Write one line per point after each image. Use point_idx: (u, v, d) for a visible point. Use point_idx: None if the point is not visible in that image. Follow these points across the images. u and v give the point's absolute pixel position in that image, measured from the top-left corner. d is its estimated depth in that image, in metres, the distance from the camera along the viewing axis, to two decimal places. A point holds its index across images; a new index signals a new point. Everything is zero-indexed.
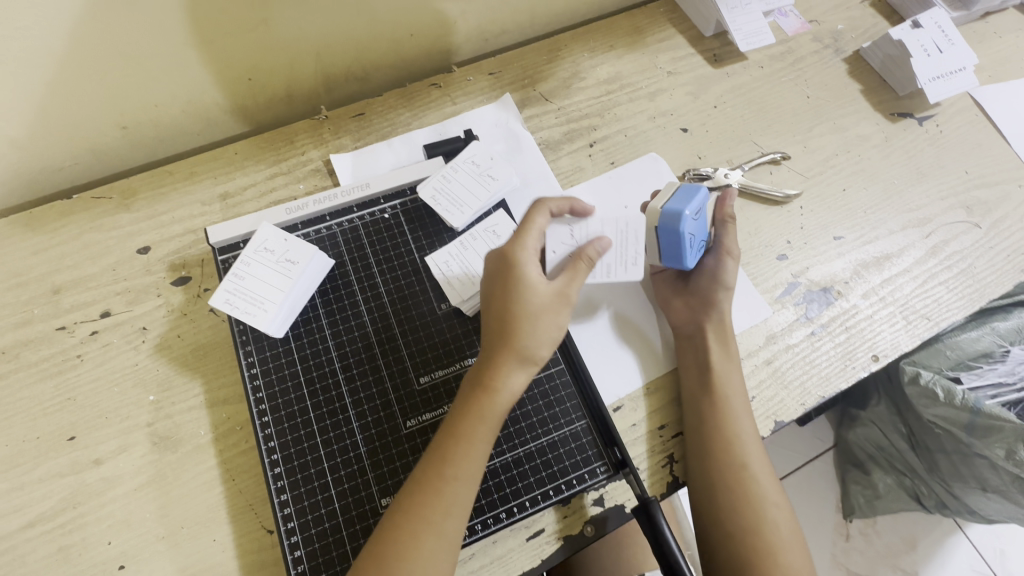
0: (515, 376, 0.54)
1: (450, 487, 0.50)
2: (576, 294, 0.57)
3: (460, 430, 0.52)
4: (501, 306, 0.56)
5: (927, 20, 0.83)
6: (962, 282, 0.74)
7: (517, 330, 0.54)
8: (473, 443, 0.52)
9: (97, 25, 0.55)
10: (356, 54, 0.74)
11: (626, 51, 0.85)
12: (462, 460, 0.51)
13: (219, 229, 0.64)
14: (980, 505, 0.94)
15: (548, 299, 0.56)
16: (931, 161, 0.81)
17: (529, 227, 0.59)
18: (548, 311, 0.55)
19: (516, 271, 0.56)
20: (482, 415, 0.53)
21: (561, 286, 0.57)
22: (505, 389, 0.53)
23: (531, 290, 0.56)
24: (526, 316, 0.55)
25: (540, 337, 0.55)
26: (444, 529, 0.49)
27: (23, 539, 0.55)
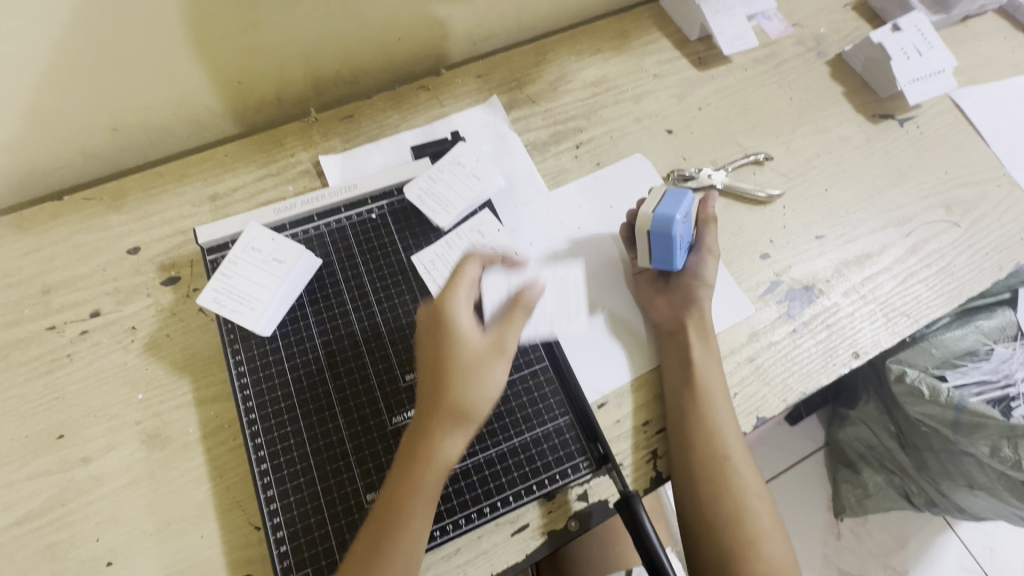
0: (451, 440, 0.52)
1: (391, 563, 0.49)
2: (511, 347, 0.55)
3: (400, 502, 0.50)
4: (435, 366, 0.53)
5: (907, 23, 0.85)
6: (941, 280, 0.75)
7: (451, 392, 0.52)
8: (414, 512, 0.50)
9: (87, 29, 0.56)
10: (344, 58, 0.75)
11: (612, 54, 0.87)
12: (403, 532, 0.50)
13: (208, 229, 0.65)
14: (966, 502, 0.96)
15: (484, 353, 0.54)
16: (911, 162, 0.83)
17: (462, 278, 0.57)
18: (485, 366, 0.53)
19: (450, 326, 0.54)
20: (421, 487, 0.50)
21: (499, 338, 0.55)
22: (443, 456, 0.51)
23: (462, 348, 0.53)
24: (461, 373, 0.53)
25: (477, 396, 0.53)
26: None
27: (12, 537, 0.55)
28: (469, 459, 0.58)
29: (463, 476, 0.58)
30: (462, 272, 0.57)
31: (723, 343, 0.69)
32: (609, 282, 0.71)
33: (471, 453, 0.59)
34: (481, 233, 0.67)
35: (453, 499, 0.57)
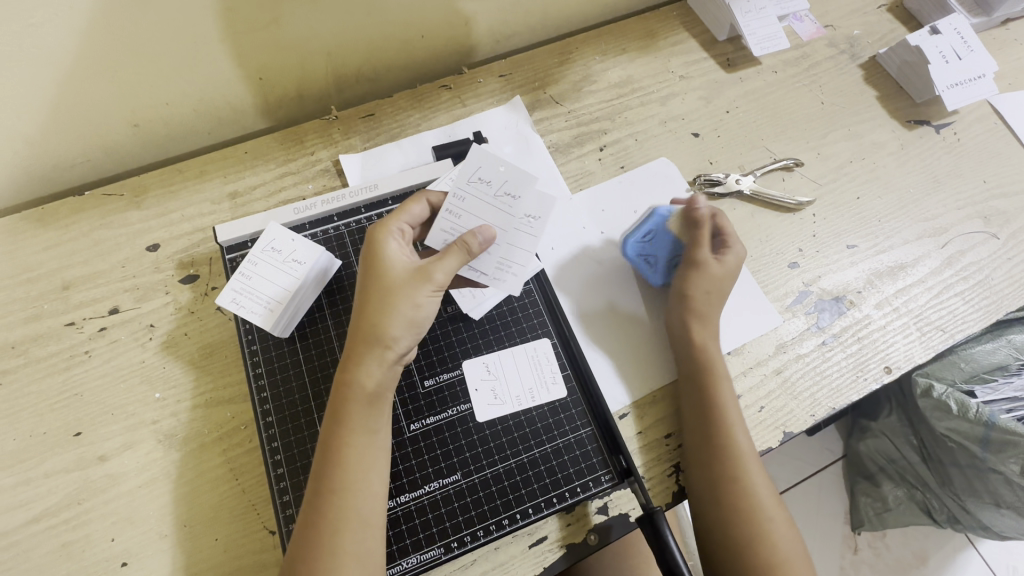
0: (361, 362, 0.50)
1: (333, 501, 0.47)
2: (432, 269, 0.53)
3: (332, 439, 0.49)
4: (359, 297, 0.52)
5: (946, 26, 0.82)
6: (979, 294, 0.72)
7: (370, 317, 0.51)
8: (347, 447, 0.49)
9: (108, 23, 0.55)
10: (366, 54, 0.74)
11: (638, 55, 0.85)
12: (339, 465, 0.48)
13: (227, 228, 0.64)
14: (993, 521, 0.93)
15: (403, 280, 0.52)
16: (948, 170, 0.80)
17: (400, 211, 0.57)
18: (403, 289, 0.52)
19: (375, 252, 0.54)
20: (344, 417, 0.49)
21: (425, 264, 0.53)
22: (364, 383, 0.50)
23: (376, 274, 0.53)
24: (379, 297, 0.52)
25: (395, 316, 0.51)
26: (345, 545, 0.46)
27: (28, 534, 0.55)
28: (487, 470, 0.57)
29: (481, 487, 0.56)
30: (402, 207, 0.57)
31: (749, 355, 0.67)
32: (634, 293, 0.70)
33: (491, 463, 0.57)
34: (483, 179, 0.57)
35: (471, 510, 0.55)
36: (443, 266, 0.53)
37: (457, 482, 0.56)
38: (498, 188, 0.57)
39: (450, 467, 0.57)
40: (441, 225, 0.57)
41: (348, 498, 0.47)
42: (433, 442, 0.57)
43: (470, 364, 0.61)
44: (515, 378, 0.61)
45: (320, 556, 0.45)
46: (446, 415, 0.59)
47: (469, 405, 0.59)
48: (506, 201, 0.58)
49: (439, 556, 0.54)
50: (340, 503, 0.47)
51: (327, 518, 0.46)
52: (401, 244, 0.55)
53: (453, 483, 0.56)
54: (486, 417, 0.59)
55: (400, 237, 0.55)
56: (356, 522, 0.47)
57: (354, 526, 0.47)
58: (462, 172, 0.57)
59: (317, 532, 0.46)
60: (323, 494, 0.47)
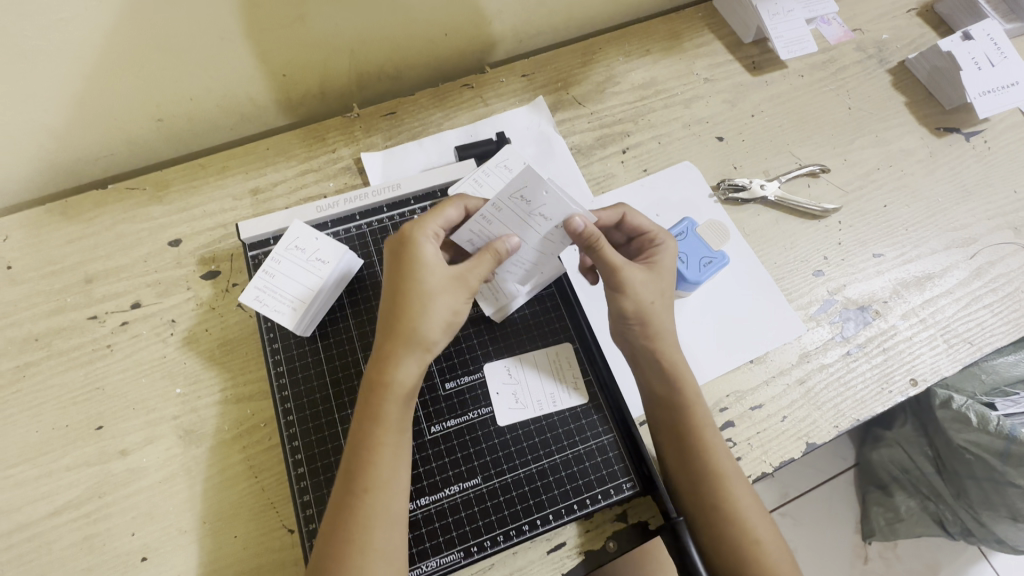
0: (401, 363, 0.50)
1: (365, 499, 0.47)
2: (473, 276, 0.52)
3: (367, 439, 0.48)
4: (393, 297, 0.51)
5: (979, 31, 0.80)
6: (1008, 306, 0.71)
7: (408, 319, 0.50)
8: (381, 445, 0.48)
9: (136, 18, 0.55)
10: (389, 52, 0.73)
11: (662, 56, 0.84)
12: (372, 464, 0.48)
13: (250, 225, 0.64)
14: (1009, 535, 0.92)
15: (442, 283, 0.51)
16: (978, 179, 0.78)
17: (434, 215, 0.54)
18: (440, 293, 0.51)
19: (410, 252, 0.52)
20: (381, 417, 0.49)
21: (461, 269, 0.52)
22: (401, 383, 0.50)
23: (415, 276, 0.51)
24: (416, 299, 0.50)
25: (434, 320, 0.51)
26: (376, 543, 0.46)
27: (49, 527, 0.55)
28: (508, 474, 0.57)
29: (502, 491, 0.56)
30: (437, 209, 0.55)
31: (772, 364, 0.66)
32: None
33: (511, 468, 0.57)
34: (524, 199, 0.50)
35: (491, 514, 0.55)
36: (482, 277, 0.53)
37: (477, 486, 0.56)
38: (537, 209, 0.51)
39: (471, 470, 0.56)
40: (470, 227, 0.54)
41: (382, 496, 0.47)
42: (454, 445, 0.57)
43: (491, 368, 0.61)
44: (537, 383, 0.61)
45: (348, 555, 0.45)
46: (467, 418, 0.58)
47: (490, 409, 0.59)
48: (539, 221, 0.52)
49: (459, 560, 0.53)
50: (373, 501, 0.47)
51: (358, 516, 0.46)
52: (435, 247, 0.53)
53: (473, 487, 0.56)
54: (508, 421, 0.59)
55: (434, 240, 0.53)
56: (385, 520, 0.47)
57: (386, 525, 0.47)
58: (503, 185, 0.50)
59: (349, 530, 0.46)
60: (355, 492, 0.47)
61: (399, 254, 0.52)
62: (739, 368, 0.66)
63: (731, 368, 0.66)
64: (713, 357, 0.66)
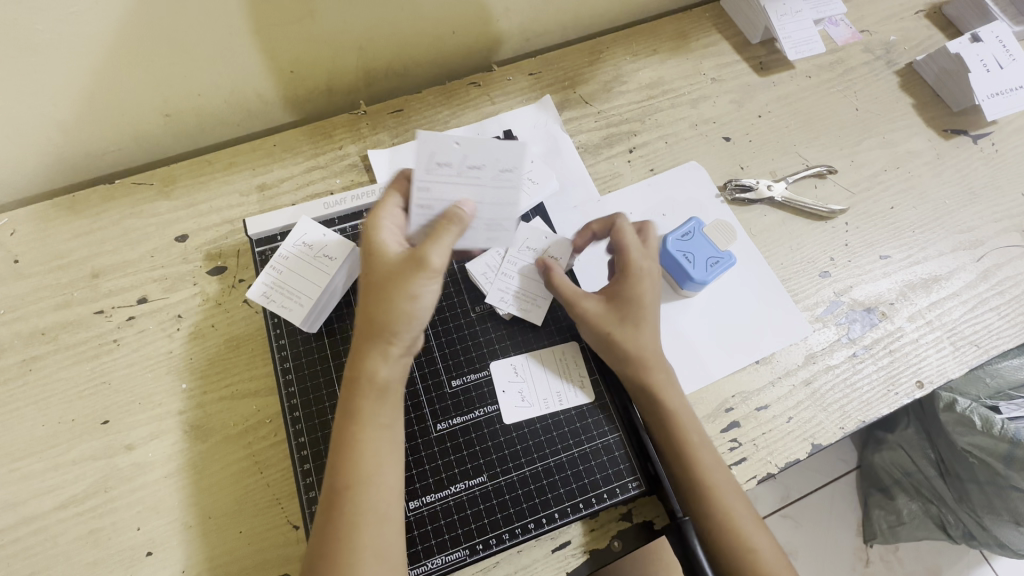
0: (366, 356, 0.50)
1: (350, 496, 0.47)
2: (428, 254, 0.50)
3: (343, 434, 0.49)
4: (361, 292, 0.52)
5: (988, 33, 0.79)
6: (1014, 309, 0.71)
7: (370, 311, 0.50)
8: (360, 442, 0.49)
9: (147, 13, 0.55)
10: (397, 49, 0.73)
11: (669, 56, 0.84)
12: (355, 460, 0.48)
13: (257, 220, 0.64)
14: (1012, 540, 0.91)
15: (400, 270, 0.50)
16: (985, 181, 0.78)
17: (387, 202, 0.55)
18: (397, 279, 0.50)
19: (368, 248, 0.53)
20: (354, 410, 0.49)
21: (417, 250, 0.51)
22: (368, 375, 0.49)
23: (375, 267, 0.51)
24: (373, 292, 0.51)
25: (393, 308, 0.50)
26: (366, 541, 0.46)
27: (55, 520, 0.55)
28: (513, 472, 0.57)
29: (507, 489, 0.56)
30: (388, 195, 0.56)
31: (778, 365, 0.66)
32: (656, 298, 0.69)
33: (516, 466, 0.57)
34: (443, 162, 0.52)
35: (496, 512, 0.55)
36: (442, 252, 0.51)
37: (483, 484, 0.56)
38: (461, 162, 0.52)
39: (477, 468, 0.56)
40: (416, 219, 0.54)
41: (368, 491, 0.47)
42: (460, 443, 0.57)
43: (498, 365, 0.61)
44: (543, 381, 0.61)
45: (339, 552, 0.45)
46: (473, 415, 0.58)
47: (496, 407, 0.59)
48: (472, 172, 0.53)
49: (465, 558, 0.53)
50: (359, 497, 0.47)
51: (347, 513, 0.46)
52: (393, 233, 0.54)
53: (478, 484, 0.56)
54: (514, 419, 0.59)
55: (390, 234, 0.53)
56: (375, 516, 0.47)
57: (371, 520, 0.47)
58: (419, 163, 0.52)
59: (338, 528, 0.46)
60: (340, 490, 0.47)
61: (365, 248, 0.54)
62: (745, 368, 0.66)
63: (737, 369, 0.65)
64: (718, 357, 0.66)
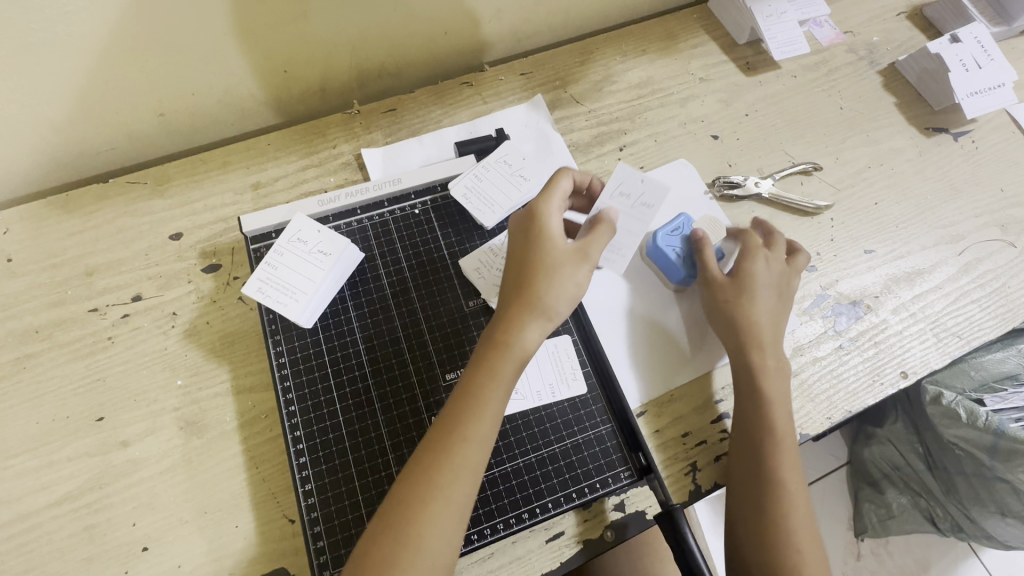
0: (529, 331, 0.51)
1: (463, 444, 0.47)
2: (596, 254, 0.55)
3: (476, 389, 0.49)
4: (519, 271, 0.54)
5: (967, 34, 0.82)
6: (994, 302, 0.73)
7: (532, 281, 0.52)
8: (485, 394, 0.49)
9: (141, 12, 0.56)
10: (390, 49, 0.74)
11: (659, 56, 0.85)
12: (475, 413, 0.49)
13: (252, 218, 0.64)
14: (998, 531, 0.93)
15: (571, 257, 0.54)
16: (966, 178, 0.80)
17: (556, 188, 0.57)
18: (566, 266, 0.53)
19: (538, 230, 0.55)
20: (495, 372, 0.50)
21: (583, 245, 0.55)
22: (517, 339, 0.51)
23: (553, 246, 0.54)
24: (544, 271, 0.53)
25: (559, 291, 0.52)
26: (457, 493, 0.46)
27: (49, 517, 0.55)
28: (508, 463, 0.58)
29: (502, 480, 0.57)
30: (552, 182, 0.58)
31: None
32: (648, 292, 0.69)
33: (510, 457, 0.58)
34: (623, 194, 0.62)
35: (491, 502, 0.56)
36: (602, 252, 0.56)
37: None
38: (637, 199, 0.62)
39: None
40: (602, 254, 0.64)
41: (476, 444, 0.48)
42: None
43: None
44: (535, 374, 0.61)
45: (434, 491, 0.46)
46: None
47: None
48: (642, 211, 0.62)
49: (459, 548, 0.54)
50: (467, 448, 0.47)
51: (451, 458, 0.47)
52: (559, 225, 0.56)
53: None
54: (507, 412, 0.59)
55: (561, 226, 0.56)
56: (474, 470, 0.48)
57: (472, 476, 0.47)
58: (607, 185, 0.62)
59: (437, 466, 0.46)
60: (453, 433, 0.48)
61: (542, 225, 0.55)
62: None
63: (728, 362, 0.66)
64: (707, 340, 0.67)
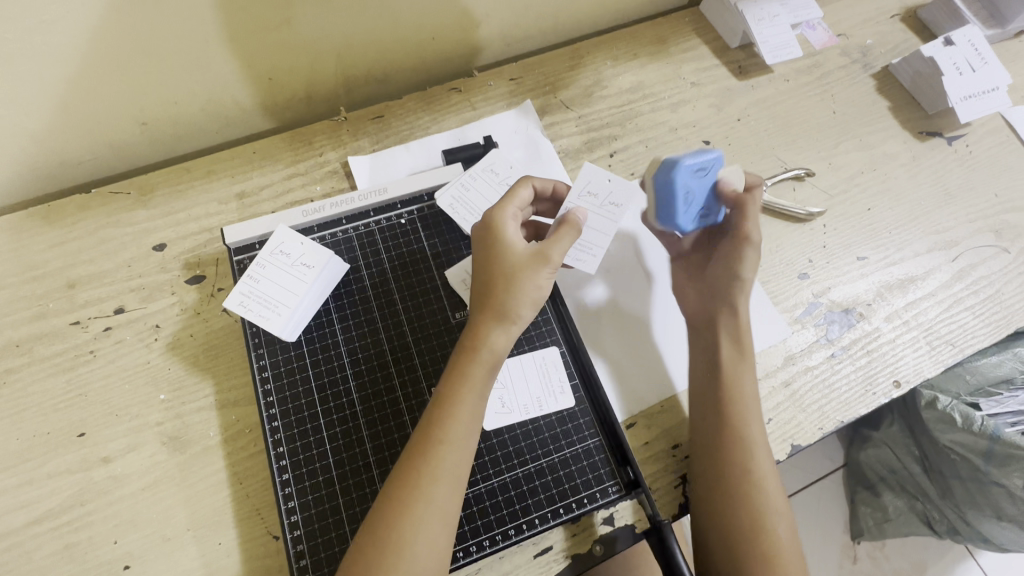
0: (497, 334, 0.51)
1: (438, 451, 0.47)
2: (557, 255, 0.54)
3: (448, 397, 0.49)
4: (482, 275, 0.53)
5: (961, 37, 0.81)
6: (988, 308, 0.72)
7: (495, 286, 0.52)
8: (458, 400, 0.49)
9: (119, 21, 0.55)
10: (376, 56, 0.73)
11: (649, 60, 0.84)
12: (448, 420, 0.49)
13: (235, 229, 0.63)
14: (994, 534, 0.92)
15: (532, 258, 0.53)
16: (960, 182, 0.80)
17: (512, 196, 0.57)
18: (527, 269, 0.52)
19: (497, 233, 0.54)
20: (467, 375, 0.50)
21: (542, 246, 0.54)
22: (487, 344, 0.51)
23: (511, 250, 0.53)
24: (505, 274, 0.52)
25: (521, 293, 0.52)
26: (437, 499, 0.46)
27: (29, 535, 0.54)
28: (495, 478, 0.57)
29: (488, 496, 0.56)
30: (511, 192, 0.58)
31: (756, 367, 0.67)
32: (629, 296, 0.69)
33: (496, 472, 0.57)
34: (591, 194, 0.63)
35: (478, 518, 0.55)
36: (564, 252, 0.54)
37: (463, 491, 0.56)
38: (605, 199, 0.63)
39: None
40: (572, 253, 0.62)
41: (451, 449, 0.48)
42: None
43: None
44: (523, 388, 0.60)
45: (413, 499, 0.46)
46: None
47: None
48: (611, 209, 0.63)
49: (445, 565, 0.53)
50: (441, 454, 0.47)
51: (428, 465, 0.47)
52: (518, 230, 0.55)
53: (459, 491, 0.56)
54: (494, 426, 0.58)
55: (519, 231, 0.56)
56: (452, 476, 0.47)
57: (451, 477, 0.47)
58: (574, 186, 0.63)
59: (415, 476, 0.47)
60: (428, 441, 0.48)
61: (499, 231, 0.54)
62: None
63: None
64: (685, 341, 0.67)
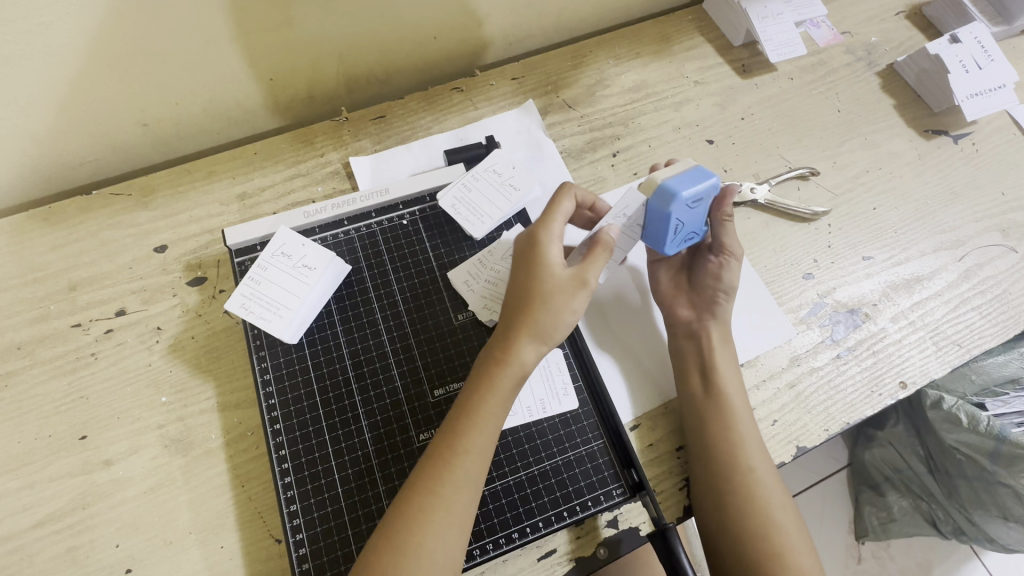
0: (527, 351, 0.51)
1: (462, 461, 0.48)
2: (594, 279, 0.53)
3: (474, 407, 0.49)
4: (517, 289, 0.53)
5: (967, 35, 0.80)
6: (995, 308, 0.71)
7: (530, 301, 0.52)
8: (483, 410, 0.49)
9: (120, 22, 0.54)
10: (378, 56, 0.73)
11: (652, 59, 0.84)
12: (473, 430, 0.49)
13: (237, 231, 0.63)
14: (1000, 535, 0.91)
15: (570, 279, 0.53)
16: (965, 180, 0.79)
17: (555, 210, 0.56)
18: (565, 290, 0.52)
19: (537, 250, 0.54)
20: (494, 386, 0.50)
21: (582, 268, 0.53)
22: (516, 358, 0.51)
23: (550, 269, 0.53)
24: (541, 292, 0.52)
25: (556, 313, 0.52)
26: (456, 507, 0.46)
27: (31, 539, 0.54)
28: (498, 481, 0.56)
29: (492, 499, 0.56)
30: (554, 204, 0.57)
31: (761, 368, 0.66)
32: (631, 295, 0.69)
33: (500, 475, 0.57)
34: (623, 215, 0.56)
35: (481, 522, 0.55)
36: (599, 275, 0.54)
37: None
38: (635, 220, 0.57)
39: None
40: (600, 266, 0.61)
41: (474, 461, 0.48)
42: None
43: None
44: (526, 390, 0.60)
45: (432, 506, 0.46)
46: None
47: None
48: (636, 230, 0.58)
49: None
50: (466, 464, 0.48)
51: (451, 474, 0.47)
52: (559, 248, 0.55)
53: None
54: None
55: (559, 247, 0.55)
56: (472, 486, 0.48)
57: (471, 488, 0.48)
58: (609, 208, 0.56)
59: (435, 483, 0.47)
60: (452, 450, 0.48)
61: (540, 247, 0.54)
62: None
63: None
64: None
